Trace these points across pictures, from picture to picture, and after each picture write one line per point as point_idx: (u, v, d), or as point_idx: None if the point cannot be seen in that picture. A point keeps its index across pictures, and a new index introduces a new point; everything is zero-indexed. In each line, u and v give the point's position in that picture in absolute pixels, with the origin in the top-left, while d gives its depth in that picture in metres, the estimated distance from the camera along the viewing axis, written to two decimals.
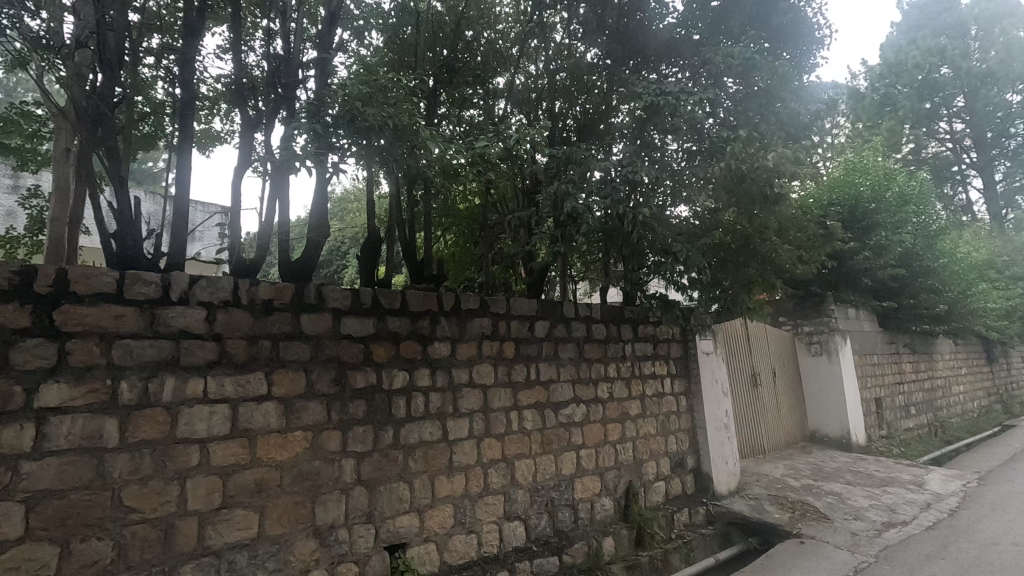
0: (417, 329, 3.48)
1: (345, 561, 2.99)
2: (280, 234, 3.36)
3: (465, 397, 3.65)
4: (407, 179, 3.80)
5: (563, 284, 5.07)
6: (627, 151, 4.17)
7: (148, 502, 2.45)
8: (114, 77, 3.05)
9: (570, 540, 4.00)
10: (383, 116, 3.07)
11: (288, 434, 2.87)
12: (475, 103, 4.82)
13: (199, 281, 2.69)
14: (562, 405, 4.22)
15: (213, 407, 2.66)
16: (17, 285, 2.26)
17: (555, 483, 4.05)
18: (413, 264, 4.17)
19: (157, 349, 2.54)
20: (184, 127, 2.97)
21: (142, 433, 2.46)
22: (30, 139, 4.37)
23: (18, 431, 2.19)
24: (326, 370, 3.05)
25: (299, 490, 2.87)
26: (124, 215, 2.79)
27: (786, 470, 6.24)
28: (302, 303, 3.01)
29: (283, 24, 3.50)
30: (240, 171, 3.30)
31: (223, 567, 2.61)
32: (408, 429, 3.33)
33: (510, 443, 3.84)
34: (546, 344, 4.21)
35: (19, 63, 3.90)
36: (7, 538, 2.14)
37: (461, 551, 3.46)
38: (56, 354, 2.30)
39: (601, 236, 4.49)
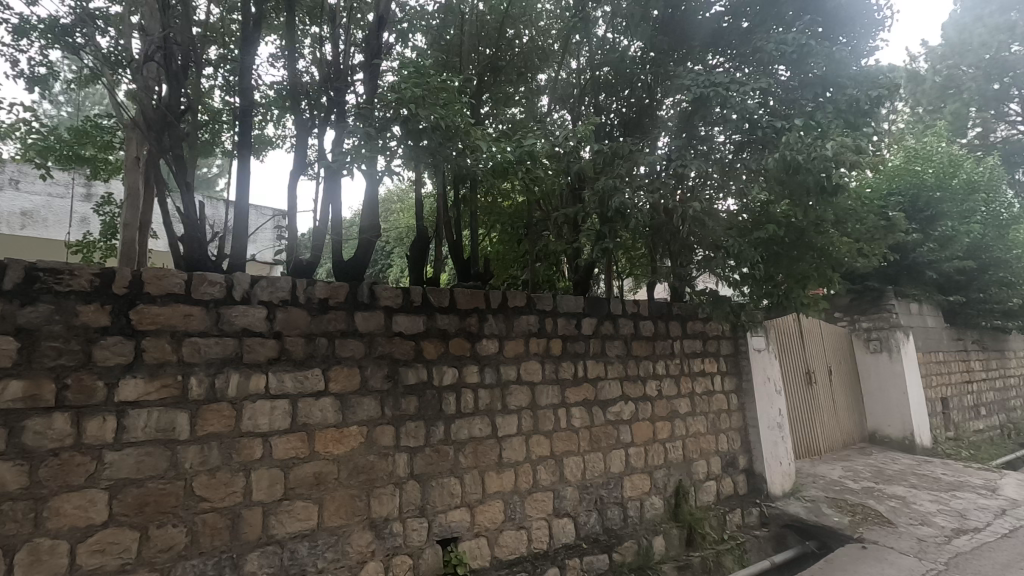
0: (466, 326, 3.53)
1: (399, 554, 3.06)
2: (333, 235, 3.46)
3: (513, 394, 3.67)
4: (454, 179, 3.84)
5: (608, 281, 5.03)
6: (674, 144, 4.17)
7: (216, 492, 2.57)
8: (179, 89, 3.25)
9: (619, 538, 3.96)
10: (436, 117, 3.13)
11: (344, 429, 2.96)
12: (518, 101, 4.75)
13: (260, 281, 2.81)
14: (610, 403, 4.18)
15: (274, 403, 2.77)
16: (98, 286, 2.41)
17: (604, 480, 4.03)
18: (460, 262, 4.18)
19: (223, 346, 2.67)
20: (244, 134, 3.12)
21: (210, 426, 2.59)
22: (103, 148, 4.66)
23: (101, 423, 2.35)
24: (379, 366, 3.13)
25: (355, 483, 2.96)
26: (190, 219, 2.93)
27: (844, 471, 6.00)
28: (356, 301, 3.10)
29: (334, 30, 3.60)
30: (296, 175, 3.41)
31: (286, 556, 2.72)
32: (458, 425, 3.38)
33: (558, 441, 3.84)
34: (593, 341, 4.19)
35: (94, 79, 4.18)
36: (93, 523, 2.30)
37: (512, 547, 3.49)
38: (132, 352, 2.45)
39: (648, 232, 4.40)
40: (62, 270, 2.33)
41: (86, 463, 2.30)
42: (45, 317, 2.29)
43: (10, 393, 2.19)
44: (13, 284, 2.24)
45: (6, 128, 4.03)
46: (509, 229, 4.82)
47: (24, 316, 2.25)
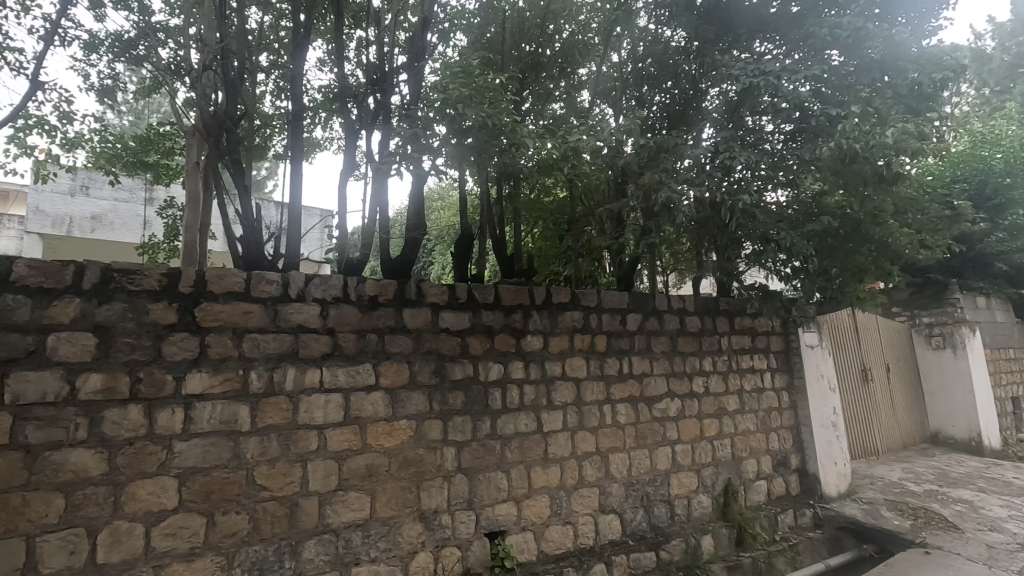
0: (511, 322, 3.55)
1: (448, 545, 3.12)
2: (381, 233, 3.54)
3: (558, 390, 3.68)
4: (496, 176, 3.85)
5: (652, 276, 4.96)
6: (721, 135, 4.00)
7: (276, 481, 2.69)
8: (235, 96, 3.37)
9: (666, 536, 3.92)
10: (483, 116, 3.17)
11: (394, 422, 3.04)
12: (558, 97, 4.69)
13: (313, 279, 2.91)
14: (656, 399, 4.14)
15: (328, 396, 2.87)
16: (166, 286, 2.54)
17: (651, 477, 3.99)
18: (503, 258, 4.17)
19: (280, 342, 2.78)
20: (296, 137, 3.23)
21: (269, 419, 2.71)
22: (166, 154, 4.90)
23: (170, 414, 2.49)
24: (426, 362, 3.19)
25: (404, 476, 3.03)
26: (248, 221, 3.05)
27: (904, 473, 5.74)
28: (404, 299, 3.17)
29: (379, 33, 3.66)
30: (345, 175, 3.51)
31: (341, 544, 2.82)
32: (504, 420, 3.42)
33: (604, 437, 3.83)
34: (638, 337, 4.14)
35: (156, 88, 4.40)
36: (165, 507, 2.44)
37: (558, 542, 3.51)
38: (197, 348, 2.58)
39: (693, 225, 4.35)
40: (134, 271, 2.48)
41: (157, 452, 2.45)
42: (120, 315, 2.44)
43: (90, 386, 2.34)
44: (91, 284, 2.40)
45: (79, 138, 4.30)
46: (550, 226, 4.76)
47: (101, 314, 2.40)
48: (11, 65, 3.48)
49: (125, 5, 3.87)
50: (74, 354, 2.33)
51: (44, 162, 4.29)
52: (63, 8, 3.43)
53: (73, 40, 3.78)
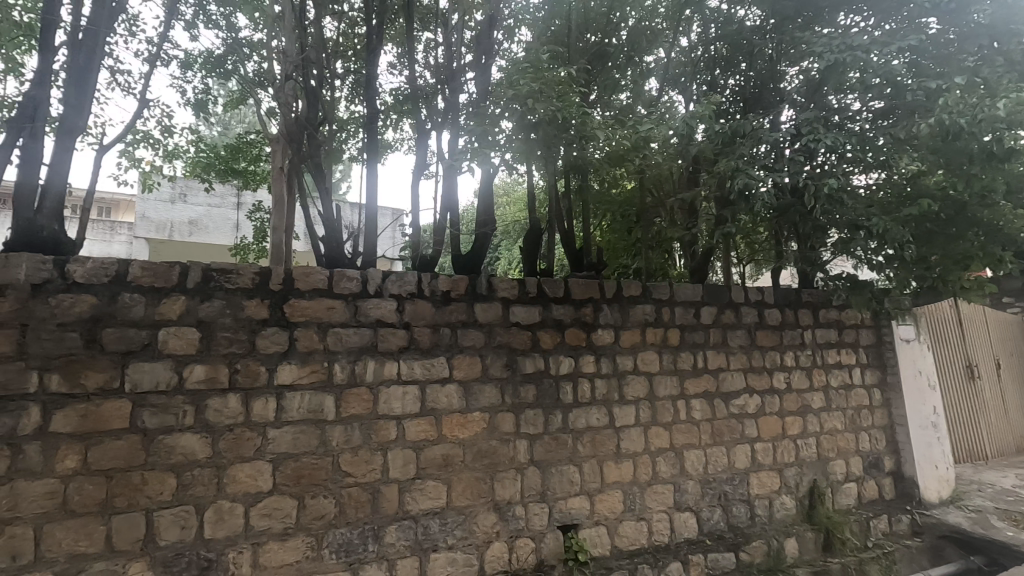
0: (581, 316, 3.53)
1: (522, 536, 3.16)
2: (452, 228, 3.62)
3: (630, 385, 3.62)
4: (564, 169, 3.83)
5: (727, 268, 4.76)
6: (803, 117, 3.81)
7: (359, 468, 2.83)
8: (314, 104, 3.55)
9: (746, 537, 3.78)
10: (552, 110, 3.15)
11: (468, 414, 3.12)
12: (624, 88, 4.41)
13: (390, 276, 3.02)
14: (733, 395, 3.98)
15: (406, 388, 2.98)
16: (258, 284, 2.73)
17: (728, 476, 3.85)
18: (571, 253, 4.02)
19: (360, 336, 2.91)
20: (371, 140, 3.38)
21: (352, 409, 2.85)
22: (253, 160, 5.24)
23: (264, 403, 2.67)
24: (498, 356, 3.24)
25: (479, 467, 3.10)
26: (330, 221, 3.21)
27: (1018, 479, 5.21)
28: (475, 293, 3.23)
29: (446, 35, 3.74)
30: (417, 175, 3.61)
31: (420, 531, 2.93)
32: (576, 414, 3.42)
33: (678, 433, 3.73)
34: (713, 331, 3.99)
35: (243, 99, 4.72)
36: (261, 490, 2.63)
37: (632, 538, 3.47)
38: (286, 341, 2.75)
39: (772, 214, 4.12)
40: (230, 271, 2.67)
41: (254, 438, 2.64)
42: (219, 311, 2.64)
43: (195, 376, 2.56)
44: (194, 283, 2.61)
45: (178, 150, 4.70)
46: (618, 219, 4.66)
47: (203, 310, 2.62)
48: (121, 87, 3.86)
49: (215, 24, 4.17)
50: (182, 347, 2.55)
51: (149, 173, 4.71)
52: (164, 32, 3.75)
53: (172, 60, 4.13)
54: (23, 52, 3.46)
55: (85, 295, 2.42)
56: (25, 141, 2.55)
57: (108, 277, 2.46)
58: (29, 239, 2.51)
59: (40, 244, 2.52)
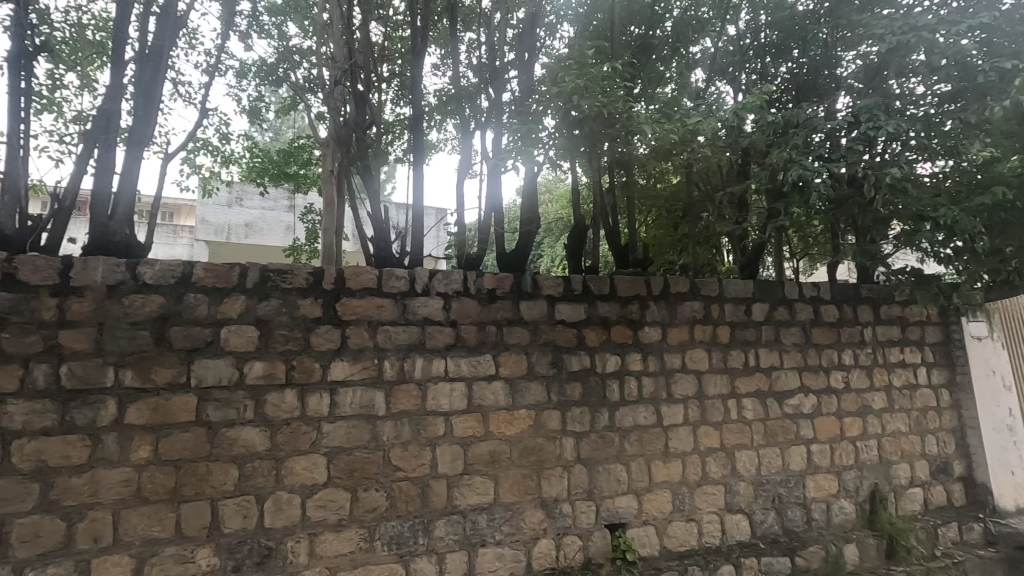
0: (627, 314, 3.49)
1: (569, 534, 3.16)
2: (497, 227, 3.64)
3: (679, 383, 3.56)
4: (609, 165, 3.78)
5: (779, 264, 4.60)
6: (862, 102, 3.65)
7: (408, 463, 2.89)
8: (362, 108, 3.64)
9: (803, 542, 3.65)
10: (598, 105, 3.10)
11: (515, 412, 3.14)
12: (670, 78, 4.29)
13: (437, 274, 3.07)
14: (787, 395, 3.85)
15: (453, 385, 3.03)
16: (311, 283, 2.82)
17: (783, 478, 3.73)
18: (617, 249, 3.99)
19: (409, 334, 2.98)
20: (417, 141, 3.44)
21: (401, 405, 2.92)
22: (304, 164, 5.43)
23: (319, 398, 2.77)
24: (544, 353, 3.25)
25: (526, 463, 3.12)
26: (378, 222, 3.28)
27: None
28: (521, 291, 3.25)
29: (489, 35, 3.75)
30: (462, 174, 3.65)
31: (468, 525, 2.97)
32: (623, 412, 3.38)
33: (729, 433, 3.64)
34: (766, 328, 3.87)
35: (294, 105, 4.88)
36: (317, 482, 2.73)
37: (681, 539, 3.41)
38: (339, 339, 2.84)
39: (828, 206, 3.96)
40: (286, 271, 2.78)
41: (309, 432, 2.74)
42: (276, 310, 2.76)
43: (255, 372, 2.68)
44: (253, 283, 2.73)
45: (234, 156, 4.91)
46: (664, 215, 4.55)
47: (261, 309, 2.73)
48: (184, 97, 4.06)
49: (267, 33, 4.33)
50: (242, 344, 2.68)
51: (208, 179, 4.95)
52: (222, 43, 3.93)
53: (228, 70, 4.32)
54: (96, 68, 3.69)
55: (154, 295, 2.57)
56: (101, 151, 2.73)
57: (175, 278, 2.61)
58: (104, 244, 2.69)
59: (114, 248, 2.71)
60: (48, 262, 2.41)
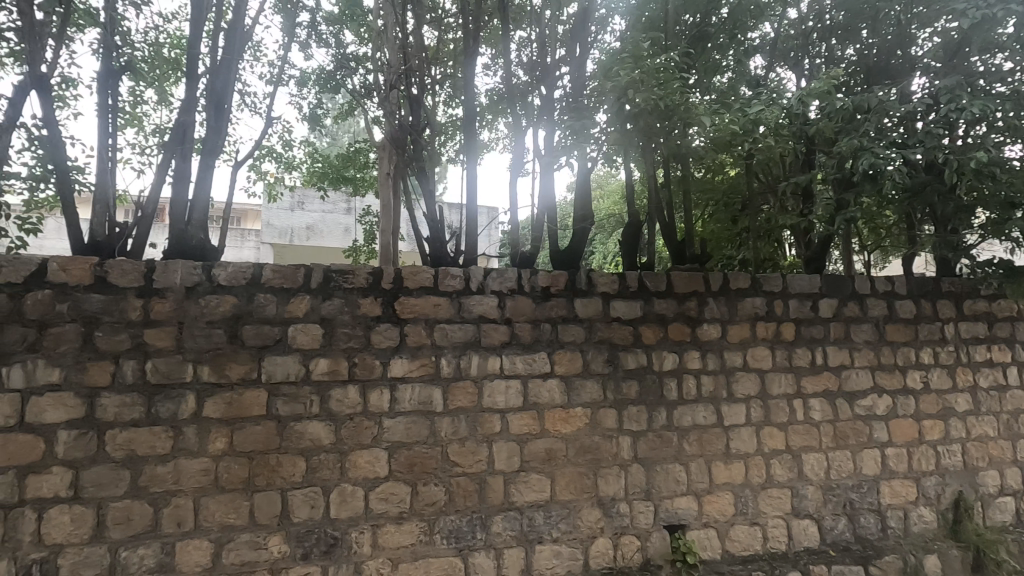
0: (685, 311, 3.40)
1: (627, 534, 3.13)
2: (550, 224, 3.63)
3: (740, 382, 3.44)
4: (665, 158, 3.71)
5: (848, 257, 4.37)
6: (943, 82, 3.44)
7: (465, 459, 2.94)
8: (417, 111, 3.71)
9: (877, 550, 3.46)
10: (653, 99, 3.03)
11: (570, 410, 3.13)
12: (727, 67, 4.15)
13: (491, 273, 3.09)
14: (859, 395, 3.65)
15: (509, 382, 3.05)
16: (371, 283, 2.91)
17: (855, 483, 3.54)
18: (673, 245, 3.90)
19: (464, 332, 3.02)
20: (470, 142, 3.49)
21: (458, 401, 2.97)
22: (361, 168, 5.62)
23: (379, 394, 2.86)
24: (600, 351, 3.22)
25: (582, 462, 3.11)
26: (433, 222, 3.34)
27: None
28: (575, 288, 3.23)
29: (540, 32, 3.73)
30: (515, 173, 3.67)
31: (525, 522, 2.99)
32: (681, 411, 3.30)
33: (795, 435, 3.49)
34: (834, 325, 3.68)
35: (351, 110, 5.05)
36: (378, 475, 2.82)
37: (745, 543, 3.31)
38: (397, 337, 2.92)
39: (905, 194, 3.73)
40: (347, 271, 2.88)
41: (371, 427, 2.83)
42: (339, 309, 2.86)
43: (320, 368, 2.79)
44: (317, 283, 2.85)
45: (297, 161, 5.13)
46: (722, 209, 4.41)
47: (324, 308, 2.84)
48: (250, 107, 4.27)
49: (325, 42, 4.48)
50: (307, 341, 2.80)
51: (274, 184, 5.19)
52: (284, 54, 4.10)
53: (290, 79, 4.50)
54: (172, 83, 3.93)
55: (227, 296, 2.72)
56: (178, 161, 2.92)
57: (245, 279, 2.75)
58: (182, 248, 2.87)
59: (190, 252, 2.88)
60: (134, 266, 2.60)
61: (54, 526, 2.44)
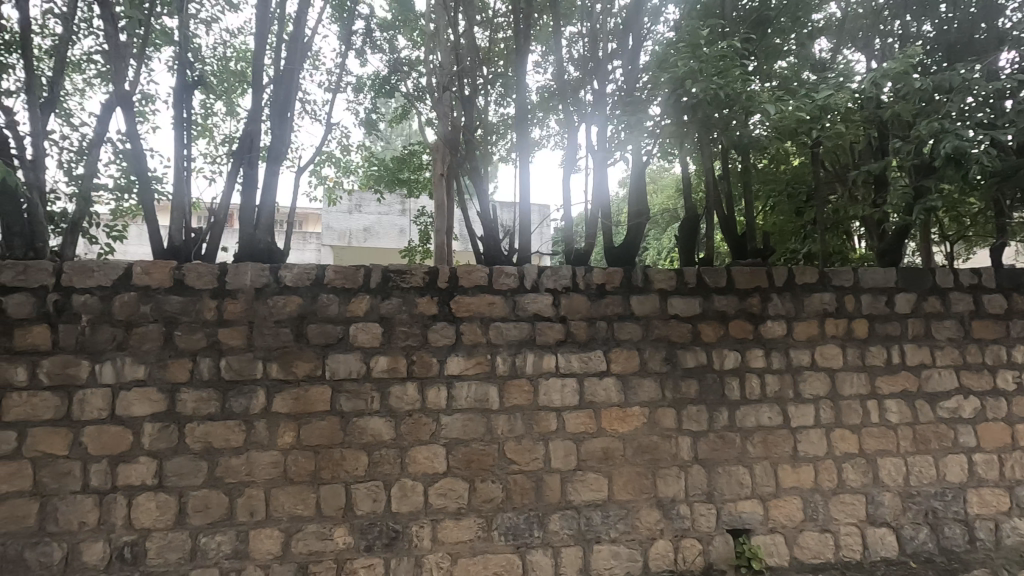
0: (747, 307, 3.28)
1: (688, 536, 3.05)
2: (604, 221, 3.57)
3: (808, 381, 3.28)
4: (723, 149, 3.58)
5: (927, 248, 4.08)
6: None
7: (522, 457, 2.95)
8: (471, 113, 3.76)
9: (964, 564, 3.22)
10: (713, 88, 2.93)
11: (627, 409, 3.08)
12: (788, 52, 3.84)
13: (545, 270, 3.08)
14: (941, 397, 3.41)
15: (564, 380, 3.03)
16: (427, 282, 2.96)
17: (937, 491, 3.31)
18: (733, 239, 3.76)
19: (519, 330, 3.03)
20: (523, 140, 3.49)
21: (514, 399, 2.98)
22: (415, 170, 5.74)
23: (437, 392, 2.91)
24: (657, 349, 3.15)
25: (640, 462, 3.05)
26: (487, 221, 3.36)
27: None
28: (631, 285, 3.17)
29: (591, 27, 3.68)
30: (567, 170, 3.64)
31: (583, 521, 2.97)
32: (744, 411, 3.19)
33: (869, 438, 3.29)
34: (913, 322, 3.44)
35: (405, 114, 5.16)
36: (437, 471, 2.87)
37: (815, 551, 3.15)
38: (453, 335, 2.96)
39: (992, 179, 3.45)
40: (404, 271, 2.94)
41: (429, 424, 2.89)
42: (397, 308, 2.93)
43: (380, 366, 2.87)
44: (376, 283, 2.92)
45: (354, 165, 5.30)
46: (785, 200, 4.21)
47: (383, 307, 2.92)
48: (310, 114, 4.44)
49: (380, 47, 4.60)
50: (368, 340, 2.88)
51: (333, 188, 5.38)
52: (341, 61, 4.24)
53: (347, 86, 4.64)
54: (239, 95, 4.13)
55: (293, 296, 2.84)
56: (246, 169, 3.08)
57: (309, 280, 2.86)
58: (251, 251, 3.01)
59: (258, 254, 3.02)
60: (208, 269, 2.75)
61: (142, 512, 2.62)
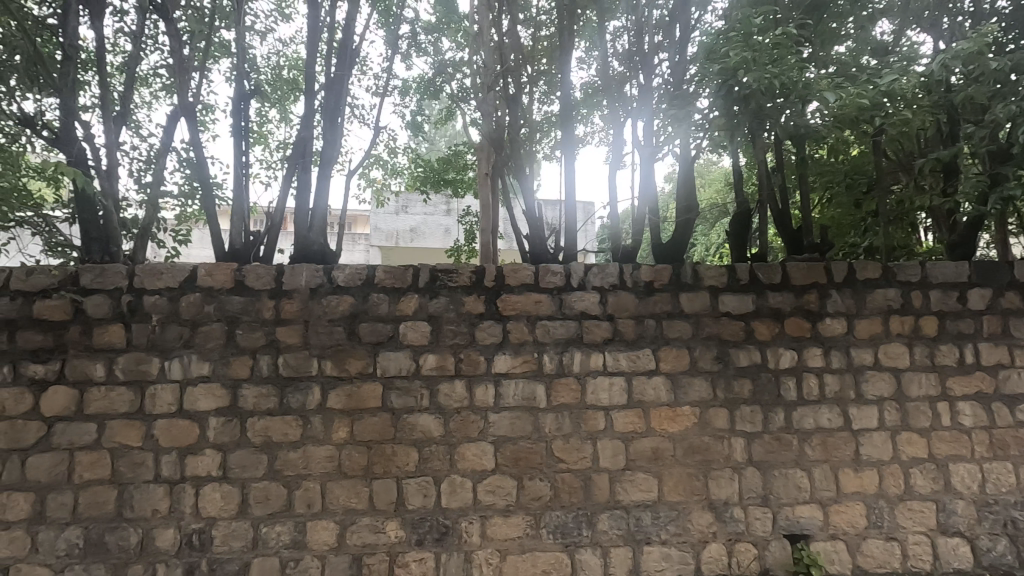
0: (804, 304, 3.15)
1: (742, 540, 2.96)
2: (651, 218, 3.51)
3: (871, 381, 3.12)
4: (777, 141, 3.45)
5: (1003, 240, 3.81)
6: None
7: (570, 455, 2.94)
8: (515, 112, 3.77)
9: None
10: (768, 78, 2.82)
11: (677, 408, 3.02)
12: (846, 35, 3.67)
13: (592, 268, 3.06)
14: (1020, 399, 3.18)
15: (612, 379, 3.00)
16: (474, 282, 2.99)
17: (1017, 499, 3.09)
18: (788, 234, 3.62)
19: (566, 328, 3.01)
20: (568, 137, 3.48)
21: (561, 398, 2.97)
22: (460, 170, 5.80)
23: (484, 389, 2.93)
24: (708, 348, 3.07)
25: (691, 463, 2.98)
26: (532, 220, 3.36)
27: None
28: (681, 283, 3.10)
29: (636, 20, 3.62)
30: (613, 166, 3.60)
31: (632, 522, 2.93)
32: (802, 412, 3.07)
33: (940, 441, 3.10)
34: (988, 319, 3.22)
35: (450, 115, 5.22)
36: (485, 468, 2.90)
37: (880, 559, 3.00)
38: (500, 333, 2.98)
39: None
40: (452, 270, 2.98)
41: (477, 421, 2.92)
42: (445, 306, 2.97)
43: (429, 364, 2.92)
44: (424, 282, 2.98)
45: (401, 167, 5.41)
46: (844, 192, 4.02)
47: (431, 306, 2.96)
48: (359, 118, 4.56)
49: (424, 50, 4.68)
50: (417, 338, 2.94)
51: (381, 190, 5.51)
52: (388, 65, 4.34)
53: (394, 89, 4.75)
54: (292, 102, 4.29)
55: (345, 296, 2.92)
56: (299, 173, 3.20)
57: (361, 280, 2.94)
58: (306, 254, 3.14)
59: (313, 257, 3.14)
60: (266, 270, 2.88)
61: (208, 502, 2.77)
